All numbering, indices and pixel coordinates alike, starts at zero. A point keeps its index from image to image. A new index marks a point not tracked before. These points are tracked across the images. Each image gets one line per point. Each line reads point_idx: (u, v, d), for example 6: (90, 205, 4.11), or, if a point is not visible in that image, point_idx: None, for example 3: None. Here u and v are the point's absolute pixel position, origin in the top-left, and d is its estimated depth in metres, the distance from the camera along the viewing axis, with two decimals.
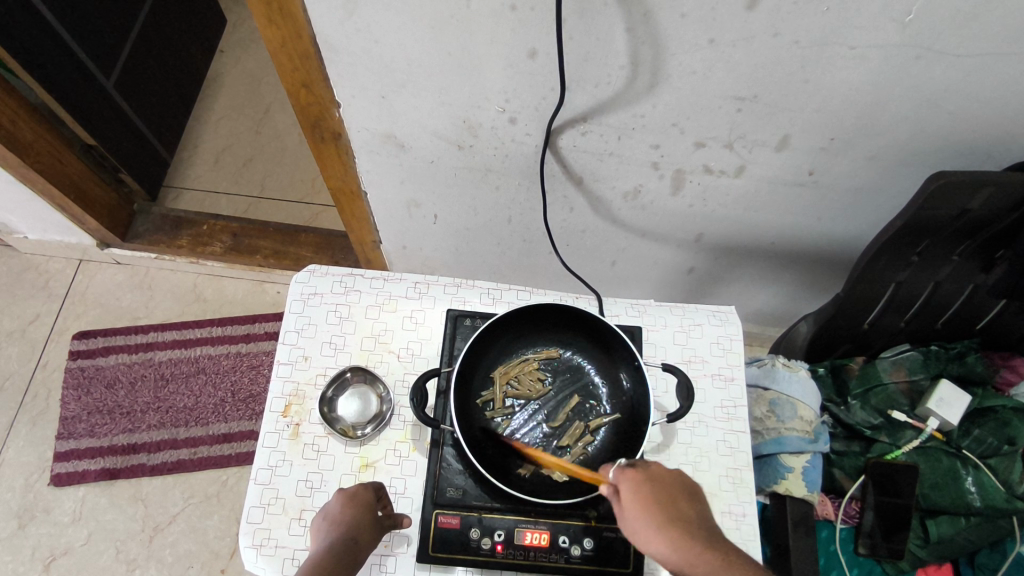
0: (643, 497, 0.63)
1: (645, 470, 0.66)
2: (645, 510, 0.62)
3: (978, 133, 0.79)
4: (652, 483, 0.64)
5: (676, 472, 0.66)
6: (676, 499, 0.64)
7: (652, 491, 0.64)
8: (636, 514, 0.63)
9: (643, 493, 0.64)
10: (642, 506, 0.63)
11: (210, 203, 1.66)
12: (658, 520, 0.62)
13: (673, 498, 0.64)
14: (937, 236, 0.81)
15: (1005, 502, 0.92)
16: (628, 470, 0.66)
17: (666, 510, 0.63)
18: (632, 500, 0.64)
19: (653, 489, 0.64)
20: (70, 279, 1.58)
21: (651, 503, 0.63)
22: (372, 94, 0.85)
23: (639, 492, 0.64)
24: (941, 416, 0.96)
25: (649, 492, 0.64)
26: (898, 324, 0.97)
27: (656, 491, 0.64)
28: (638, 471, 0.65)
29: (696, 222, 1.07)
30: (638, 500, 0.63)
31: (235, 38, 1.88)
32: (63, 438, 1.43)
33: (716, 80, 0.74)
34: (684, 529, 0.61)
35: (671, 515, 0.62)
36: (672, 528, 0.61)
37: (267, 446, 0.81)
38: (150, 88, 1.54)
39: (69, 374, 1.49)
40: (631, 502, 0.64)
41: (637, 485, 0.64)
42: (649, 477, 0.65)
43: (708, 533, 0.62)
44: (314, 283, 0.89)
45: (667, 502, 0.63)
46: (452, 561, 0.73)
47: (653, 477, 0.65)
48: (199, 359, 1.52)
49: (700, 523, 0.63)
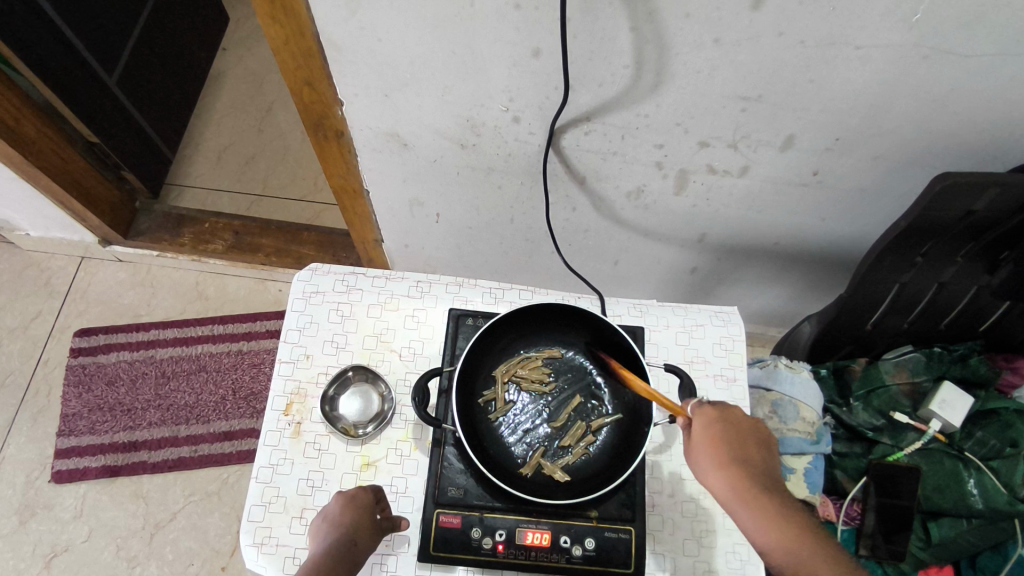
0: (713, 433, 0.66)
1: (724, 411, 0.68)
2: (712, 446, 0.66)
3: (983, 134, 0.78)
4: (728, 423, 0.67)
5: (751, 418, 0.69)
6: (748, 442, 0.67)
7: (725, 431, 0.66)
8: (703, 448, 0.66)
9: (716, 430, 0.67)
10: (712, 442, 0.66)
11: (212, 201, 1.66)
12: (722, 456, 0.65)
13: (744, 439, 0.67)
14: (941, 237, 0.81)
15: (1007, 505, 0.91)
16: (706, 408, 0.69)
17: (732, 449, 0.65)
18: (702, 436, 0.67)
19: (726, 429, 0.67)
20: (71, 276, 1.58)
21: (720, 441, 0.66)
22: (376, 92, 0.85)
23: (712, 428, 0.67)
24: (943, 418, 0.96)
25: (722, 431, 0.66)
26: (901, 325, 0.97)
27: (729, 430, 0.66)
28: (717, 410, 0.68)
29: (699, 222, 1.07)
30: (708, 435, 0.66)
31: (238, 36, 1.88)
32: (64, 435, 1.43)
33: (720, 79, 0.74)
34: (748, 470, 0.64)
35: (737, 454, 0.65)
36: (735, 467, 0.64)
37: (269, 444, 0.81)
38: (153, 85, 1.54)
39: (70, 371, 1.49)
40: (700, 438, 0.67)
41: (710, 423, 0.67)
42: (725, 418, 0.67)
43: (770, 479, 0.65)
44: (316, 282, 0.89)
45: (735, 442, 0.66)
46: (453, 560, 0.73)
47: (731, 417, 0.68)
48: (201, 356, 1.52)
49: (765, 466, 0.66)
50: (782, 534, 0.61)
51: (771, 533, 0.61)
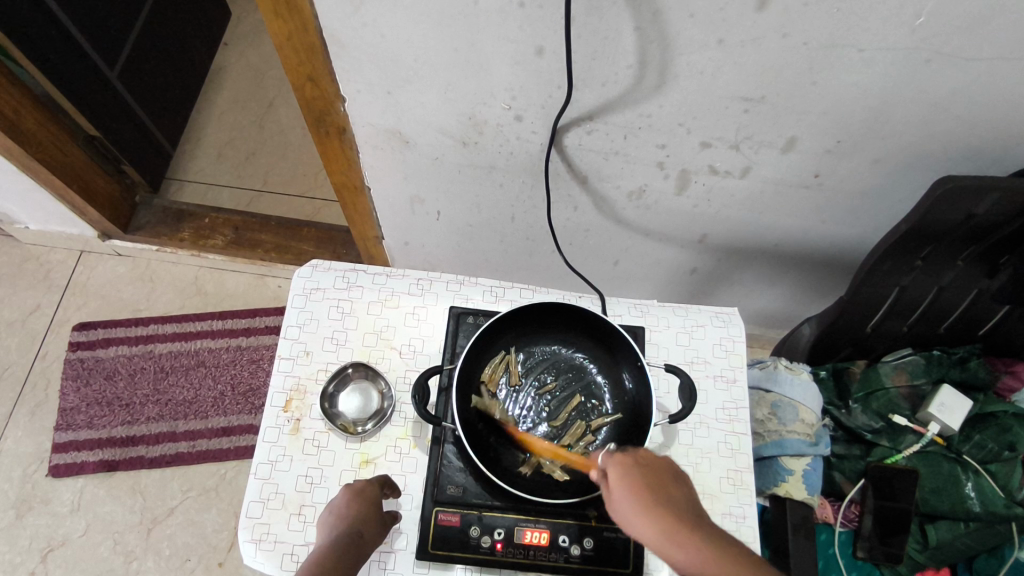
0: (631, 477, 0.61)
1: (637, 454, 0.64)
2: (634, 489, 0.60)
3: (986, 138, 0.78)
4: (641, 467, 0.62)
5: (665, 458, 0.64)
6: (665, 482, 0.61)
7: (640, 474, 0.62)
8: (624, 494, 0.60)
9: (632, 474, 0.62)
10: (631, 487, 0.60)
11: (212, 196, 1.66)
12: (645, 500, 0.59)
13: (663, 481, 0.62)
14: (941, 241, 0.81)
15: (1004, 508, 0.92)
16: (618, 454, 0.65)
17: (653, 491, 0.60)
18: (620, 482, 0.61)
19: (640, 472, 0.62)
20: (70, 270, 1.58)
21: (639, 485, 0.60)
22: (378, 89, 0.85)
23: (627, 474, 0.62)
24: (942, 421, 0.96)
25: (638, 473, 0.62)
26: (900, 329, 0.97)
27: (645, 473, 0.62)
28: (628, 454, 0.64)
29: (700, 223, 1.07)
30: (626, 480, 0.61)
31: (240, 31, 1.87)
32: (62, 429, 1.43)
33: (724, 80, 0.74)
34: (674, 509, 0.58)
35: (659, 495, 0.60)
36: (662, 507, 0.58)
37: (268, 441, 0.80)
38: (154, 79, 1.53)
39: (68, 365, 1.49)
40: (619, 485, 0.61)
41: (625, 467, 0.62)
42: (638, 460, 0.63)
43: (700, 517, 0.59)
44: (316, 278, 0.89)
45: (655, 484, 0.61)
46: (451, 559, 0.73)
47: (643, 461, 0.63)
48: (199, 352, 1.52)
49: (691, 507, 0.60)
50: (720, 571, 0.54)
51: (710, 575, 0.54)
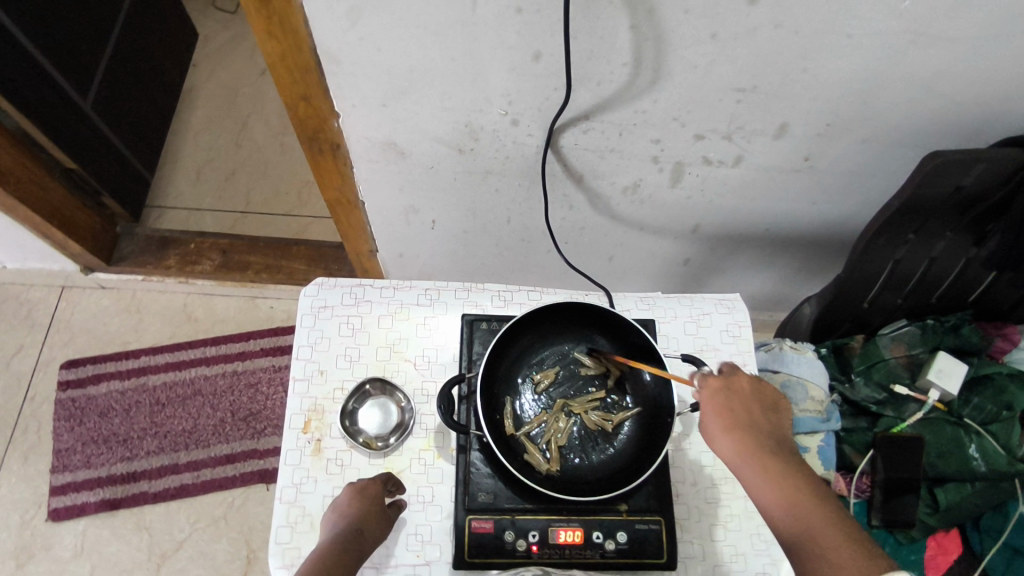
0: (720, 398, 0.65)
1: (732, 378, 0.67)
2: (720, 414, 0.64)
3: (968, 114, 0.81)
4: (732, 394, 0.66)
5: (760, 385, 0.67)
6: (752, 410, 0.64)
7: (730, 399, 0.65)
8: (711, 417, 0.64)
9: (724, 398, 0.65)
10: (717, 410, 0.64)
11: (193, 220, 1.63)
12: (729, 423, 0.63)
13: (753, 406, 0.65)
14: (932, 214, 0.84)
15: (1008, 465, 0.95)
16: (716, 377, 0.68)
17: (738, 414, 0.64)
18: (709, 405, 0.65)
19: (729, 399, 0.65)
20: (53, 307, 1.54)
21: (729, 409, 0.64)
22: (374, 103, 0.85)
23: (715, 398, 0.65)
24: (941, 388, 0.99)
25: (725, 400, 0.65)
26: (895, 301, 1.00)
27: (734, 397, 0.65)
28: (723, 378, 0.67)
29: (694, 213, 1.09)
30: (713, 404, 0.65)
31: (208, 52, 1.84)
32: (58, 471, 1.39)
33: (717, 73, 0.76)
34: (756, 434, 0.62)
35: (744, 420, 0.63)
36: (743, 429, 0.62)
37: (290, 464, 0.80)
38: (127, 107, 1.50)
39: (60, 405, 1.45)
40: (709, 407, 0.65)
41: (715, 393, 0.66)
42: (730, 384, 0.66)
43: (782, 446, 0.62)
44: (324, 296, 0.89)
45: (744, 409, 0.64)
46: (488, 565, 0.73)
47: (734, 387, 0.66)
48: (195, 381, 1.49)
49: (776, 434, 0.63)
50: (780, 491, 0.58)
51: (770, 492, 0.58)
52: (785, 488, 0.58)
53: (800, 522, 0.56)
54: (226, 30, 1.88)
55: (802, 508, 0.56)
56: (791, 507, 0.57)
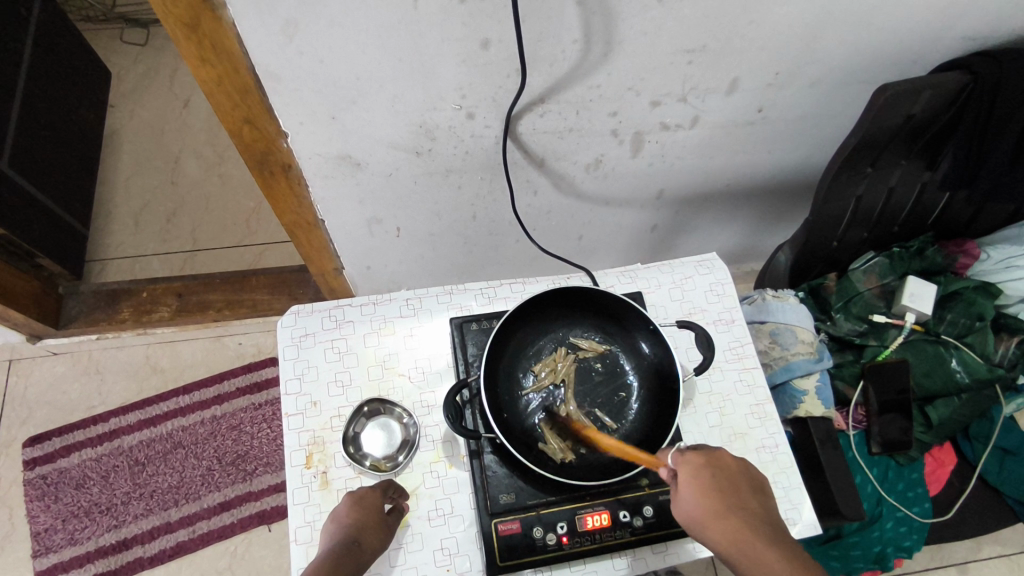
0: (701, 478, 0.64)
1: (714, 456, 0.65)
2: (704, 496, 0.62)
3: (907, 45, 0.83)
4: (715, 472, 0.64)
5: (740, 462, 0.66)
6: (737, 489, 0.63)
7: (712, 479, 0.63)
8: (692, 498, 0.63)
9: (705, 477, 0.63)
10: (701, 493, 0.62)
11: (140, 267, 1.55)
12: (713, 504, 0.62)
13: (735, 486, 0.63)
14: (887, 145, 0.87)
15: (988, 373, 1.01)
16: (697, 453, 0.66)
17: (723, 493, 0.63)
18: (693, 487, 0.63)
19: (713, 477, 0.64)
20: (3, 384, 1.44)
21: (715, 490, 0.62)
22: (322, 116, 0.81)
23: (699, 479, 0.63)
24: (916, 310, 1.03)
25: (710, 479, 0.63)
26: (863, 235, 1.03)
27: (718, 478, 0.64)
28: (705, 453, 0.65)
29: (657, 180, 1.10)
30: (698, 484, 0.63)
31: (123, 89, 1.74)
32: (42, 554, 1.31)
33: (667, 36, 0.75)
34: (743, 518, 0.61)
35: (730, 501, 0.62)
36: (729, 512, 0.61)
37: (299, 503, 0.77)
38: (49, 160, 1.40)
39: (30, 485, 1.36)
40: (691, 488, 0.63)
41: (698, 471, 0.64)
42: (713, 461, 0.65)
43: (769, 525, 0.61)
44: (303, 324, 0.85)
45: (729, 490, 0.63)
46: (522, 565, 0.72)
47: (718, 463, 0.65)
48: (173, 433, 1.42)
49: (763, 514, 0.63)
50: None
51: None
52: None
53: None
54: (138, 64, 1.78)
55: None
56: None
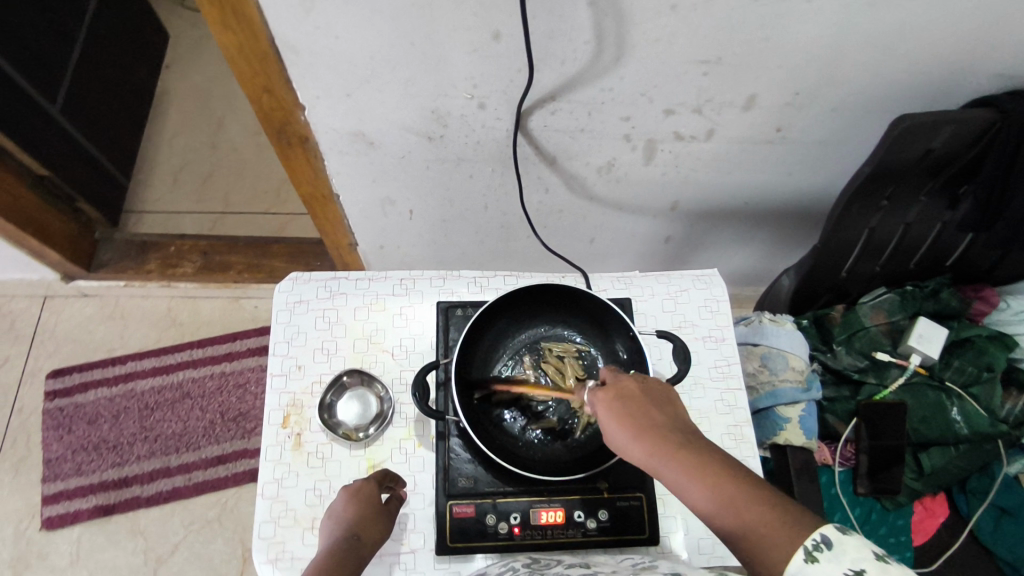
0: (618, 405, 0.60)
1: (620, 383, 0.62)
2: (622, 422, 0.58)
3: (935, 76, 0.80)
4: (626, 398, 0.60)
5: (647, 381, 0.62)
6: (649, 407, 0.59)
7: (627, 405, 0.59)
8: (614, 426, 0.59)
9: (618, 405, 0.60)
10: (619, 420, 0.59)
11: (173, 223, 1.62)
12: (631, 428, 0.58)
13: (654, 404, 0.60)
14: (903, 178, 0.84)
15: (990, 426, 0.96)
16: (606, 388, 0.63)
17: (641, 414, 0.58)
18: (610, 417, 0.59)
19: (625, 402, 0.60)
20: (35, 317, 1.53)
21: (633, 412, 0.59)
22: (338, 92, 0.84)
23: (614, 408, 0.60)
24: (922, 352, 0.99)
25: (622, 405, 0.60)
26: (874, 269, 1.00)
27: (630, 403, 0.59)
28: (614, 385, 0.62)
29: (670, 190, 1.09)
30: (614, 413, 0.59)
31: (179, 52, 1.82)
32: (50, 480, 1.39)
33: (680, 44, 0.75)
34: (660, 430, 0.56)
35: (645, 420, 0.58)
36: (647, 432, 0.57)
37: (271, 459, 0.80)
38: (100, 111, 1.48)
39: (48, 415, 1.45)
40: (608, 417, 0.60)
41: (610, 403, 0.60)
42: (622, 389, 0.61)
43: (687, 434, 0.57)
44: (299, 291, 0.88)
45: (647, 409, 0.59)
46: (472, 549, 0.73)
47: (627, 391, 0.61)
48: (183, 383, 1.49)
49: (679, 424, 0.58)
50: (707, 486, 0.52)
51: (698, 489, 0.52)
52: (711, 487, 0.52)
53: (730, 512, 0.51)
54: (196, 30, 1.85)
55: (736, 497, 0.51)
56: (723, 507, 0.51)
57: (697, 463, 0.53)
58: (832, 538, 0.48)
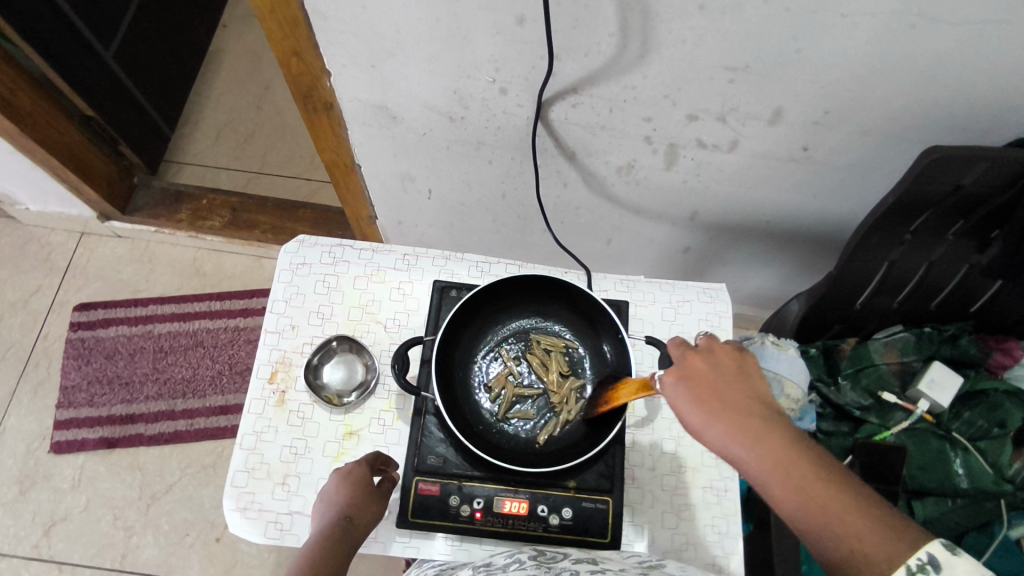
0: (690, 386, 0.58)
1: (688, 361, 0.60)
2: (700, 403, 0.57)
3: (978, 108, 0.77)
4: (701, 377, 0.58)
5: (722, 357, 0.60)
6: (726, 386, 0.57)
7: (701, 385, 0.58)
8: (687, 408, 0.57)
9: (693, 385, 0.58)
10: (694, 403, 0.57)
11: (208, 177, 1.67)
12: (711, 411, 0.56)
13: (728, 382, 0.58)
14: (931, 213, 0.80)
15: (993, 484, 0.91)
16: (674, 367, 0.60)
17: (717, 396, 0.57)
18: (684, 397, 0.58)
19: (701, 382, 0.58)
20: (71, 251, 1.60)
21: (711, 394, 0.57)
22: (363, 62, 0.84)
23: (686, 389, 0.58)
24: (932, 398, 0.95)
25: (696, 387, 0.58)
26: (891, 305, 0.96)
27: (707, 384, 0.58)
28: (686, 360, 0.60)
29: (690, 200, 1.06)
30: (689, 393, 0.57)
31: (237, 13, 1.87)
32: (63, 406, 1.46)
33: (707, 48, 0.73)
34: (745, 416, 0.55)
35: (727, 402, 0.56)
36: (728, 416, 0.55)
37: (253, 412, 0.81)
38: (152, 61, 1.54)
39: (70, 344, 1.51)
40: (683, 396, 0.58)
41: (682, 381, 0.58)
42: (691, 368, 0.59)
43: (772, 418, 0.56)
44: (304, 253, 0.90)
45: (725, 389, 0.57)
46: (431, 527, 0.74)
47: (702, 368, 0.59)
48: (198, 332, 1.54)
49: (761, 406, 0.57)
50: (792, 480, 0.52)
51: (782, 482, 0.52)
52: (794, 481, 0.52)
53: (816, 510, 0.51)
54: None
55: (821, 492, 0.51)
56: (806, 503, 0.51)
57: (786, 453, 0.53)
58: (939, 559, 0.47)
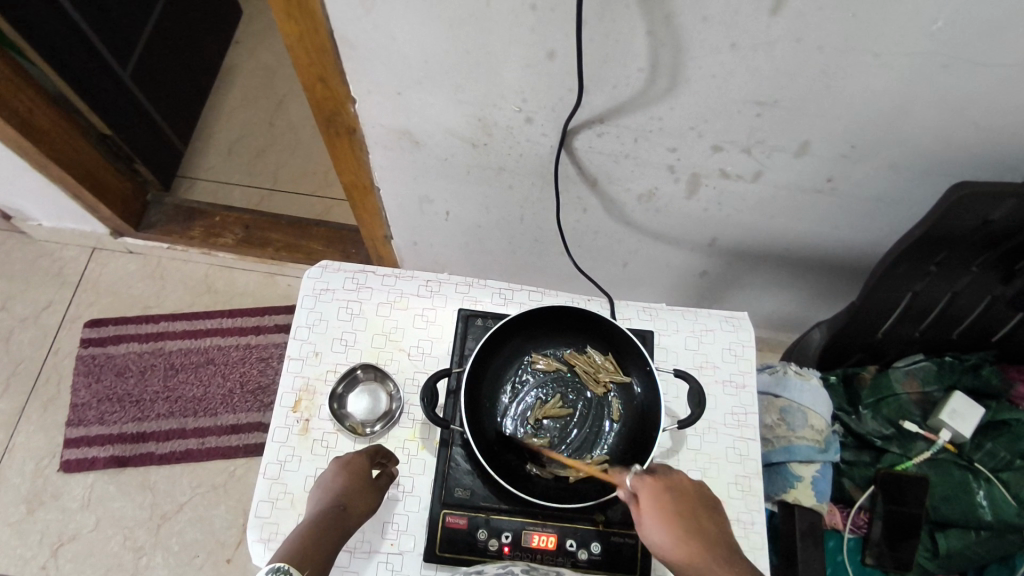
0: (659, 500, 0.64)
1: (669, 477, 0.66)
2: (663, 516, 0.63)
3: (1005, 145, 0.77)
4: (670, 492, 0.65)
5: (694, 482, 0.67)
6: (692, 508, 0.64)
7: (675, 500, 0.64)
8: (653, 520, 0.63)
9: (662, 499, 0.64)
10: (659, 514, 0.63)
11: (220, 194, 1.67)
12: (675, 527, 0.62)
13: (688, 506, 0.64)
14: (956, 246, 0.80)
15: (1017, 516, 0.90)
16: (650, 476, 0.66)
17: (681, 515, 0.63)
18: (650, 507, 0.64)
19: (669, 496, 0.64)
20: (82, 266, 1.59)
21: (671, 513, 0.63)
22: (389, 90, 0.85)
23: (656, 496, 0.64)
24: (954, 429, 0.95)
25: (668, 500, 0.64)
26: (912, 334, 0.96)
27: (677, 502, 0.64)
28: (659, 475, 0.66)
29: (710, 226, 1.07)
30: (654, 504, 0.64)
31: (251, 30, 1.88)
32: (73, 424, 1.45)
33: (736, 83, 0.73)
34: (700, 536, 0.62)
35: (687, 520, 0.63)
36: (687, 533, 0.62)
37: (277, 441, 0.81)
38: (167, 79, 1.54)
39: (81, 361, 1.51)
40: (651, 507, 0.64)
41: (657, 491, 0.65)
42: (666, 482, 0.65)
43: (726, 548, 0.62)
44: (327, 279, 0.90)
45: (684, 512, 0.63)
46: (459, 561, 0.74)
47: (674, 486, 0.65)
48: (209, 350, 1.53)
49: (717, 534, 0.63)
50: None
51: None
52: None
53: None
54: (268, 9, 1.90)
55: None
56: None
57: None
58: None
